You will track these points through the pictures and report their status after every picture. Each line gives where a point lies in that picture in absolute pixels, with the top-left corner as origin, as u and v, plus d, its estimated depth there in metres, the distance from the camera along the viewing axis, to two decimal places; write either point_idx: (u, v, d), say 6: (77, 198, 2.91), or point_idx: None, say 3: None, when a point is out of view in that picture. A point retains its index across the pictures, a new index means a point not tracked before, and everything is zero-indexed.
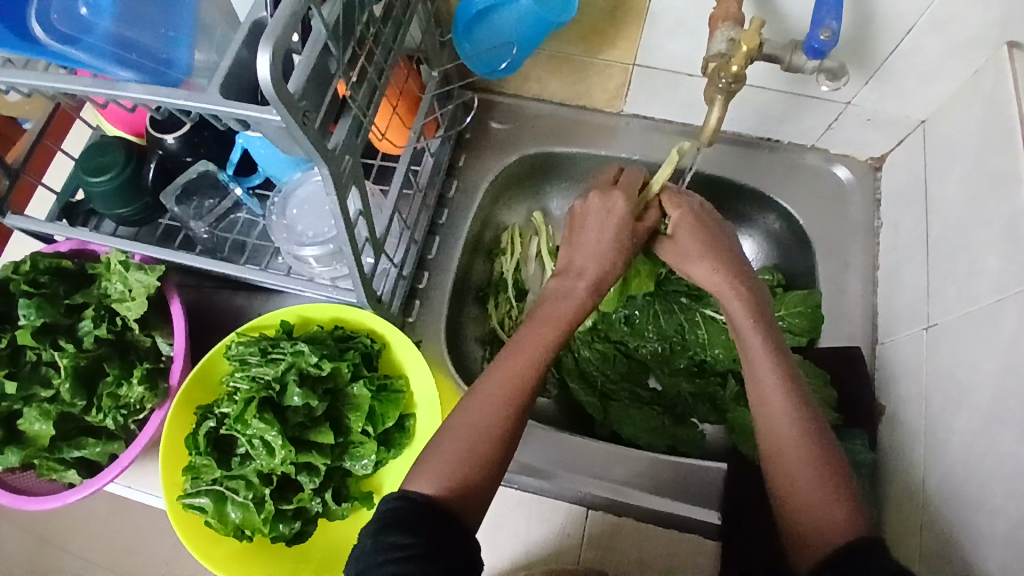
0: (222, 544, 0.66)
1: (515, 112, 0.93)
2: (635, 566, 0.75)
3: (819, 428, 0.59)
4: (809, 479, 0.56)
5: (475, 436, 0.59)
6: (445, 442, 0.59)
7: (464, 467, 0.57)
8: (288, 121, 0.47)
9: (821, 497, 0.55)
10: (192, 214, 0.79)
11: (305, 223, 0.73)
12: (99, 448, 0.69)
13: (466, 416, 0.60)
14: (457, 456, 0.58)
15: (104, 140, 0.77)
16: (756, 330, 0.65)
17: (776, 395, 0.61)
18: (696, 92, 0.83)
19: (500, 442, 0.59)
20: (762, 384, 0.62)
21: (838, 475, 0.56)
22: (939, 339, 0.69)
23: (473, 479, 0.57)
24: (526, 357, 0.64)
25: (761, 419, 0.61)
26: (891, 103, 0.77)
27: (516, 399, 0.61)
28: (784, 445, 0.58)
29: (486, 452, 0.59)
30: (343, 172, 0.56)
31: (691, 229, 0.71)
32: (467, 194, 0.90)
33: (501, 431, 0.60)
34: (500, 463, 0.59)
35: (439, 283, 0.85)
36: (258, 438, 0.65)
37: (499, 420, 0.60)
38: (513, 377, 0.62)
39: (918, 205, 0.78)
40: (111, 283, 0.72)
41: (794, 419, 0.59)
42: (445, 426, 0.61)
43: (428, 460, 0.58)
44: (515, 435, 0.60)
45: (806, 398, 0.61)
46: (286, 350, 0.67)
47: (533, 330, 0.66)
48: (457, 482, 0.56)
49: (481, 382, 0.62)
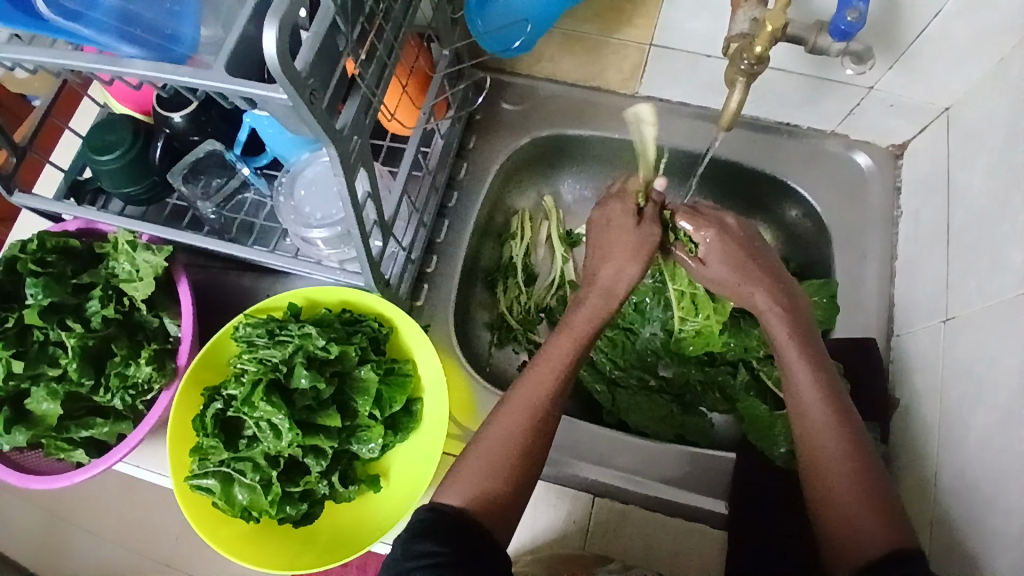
0: (230, 524, 0.66)
1: (527, 93, 0.90)
2: (643, 556, 0.74)
3: (860, 441, 0.60)
4: (849, 493, 0.58)
5: (499, 450, 0.59)
6: (469, 456, 0.59)
7: (491, 481, 0.58)
8: (296, 100, 0.46)
9: (857, 510, 0.57)
10: (200, 194, 0.78)
11: (312, 204, 0.72)
12: (108, 428, 0.70)
13: (491, 430, 0.60)
14: (484, 470, 0.58)
15: (110, 118, 0.76)
16: (792, 342, 0.65)
17: (813, 404, 0.62)
18: (713, 74, 0.80)
19: (525, 455, 0.59)
20: (800, 393, 0.63)
21: (879, 488, 0.58)
22: (958, 332, 0.67)
23: (500, 491, 0.58)
24: (552, 368, 0.63)
25: (800, 430, 0.62)
26: (917, 88, 0.74)
27: (540, 414, 0.61)
28: (824, 459, 0.59)
29: (513, 465, 0.59)
30: (352, 152, 0.55)
31: (722, 256, 0.68)
32: (477, 176, 0.88)
33: (526, 445, 0.60)
34: (529, 476, 0.59)
35: (447, 267, 0.84)
36: (265, 421, 0.65)
37: (523, 432, 0.60)
38: (536, 389, 0.61)
39: (940, 194, 0.75)
40: (119, 263, 0.71)
41: (836, 440, 0.60)
42: (473, 439, 0.61)
43: (456, 474, 0.59)
44: (541, 447, 0.60)
45: (845, 407, 0.62)
46: (294, 332, 0.67)
47: (553, 340, 0.65)
48: (483, 495, 0.57)
49: (508, 395, 0.62)
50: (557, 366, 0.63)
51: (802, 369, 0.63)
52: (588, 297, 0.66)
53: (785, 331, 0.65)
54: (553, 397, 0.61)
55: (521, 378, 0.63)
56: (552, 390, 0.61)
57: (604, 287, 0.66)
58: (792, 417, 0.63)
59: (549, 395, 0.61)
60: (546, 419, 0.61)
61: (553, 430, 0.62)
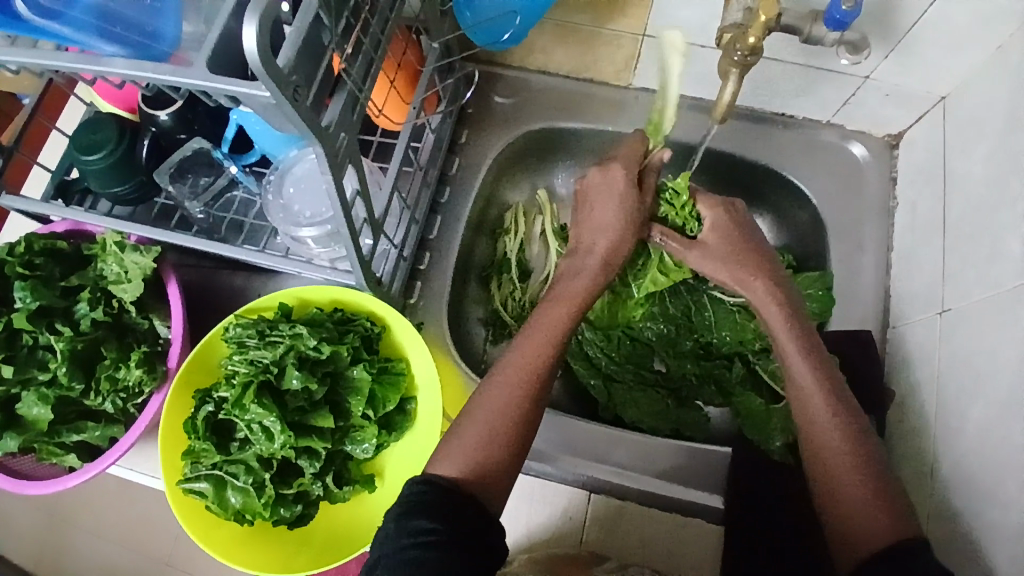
0: (223, 527, 0.65)
1: (519, 85, 0.89)
2: (641, 551, 0.75)
3: (862, 432, 0.60)
4: (854, 490, 0.57)
5: (495, 418, 0.59)
6: (463, 425, 0.59)
7: (486, 449, 0.58)
8: (278, 97, 0.45)
9: (861, 504, 0.56)
10: (187, 194, 0.77)
11: (302, 202, 0.71)
12: (99, 431, 0.69)
13: (486, 397, 0.60)
14: (479, 438, 0.58)
15: (96, 117, 0.75)
16: (789, 325, 0.65)
17: (809, 388, 0.62)
18: (708, 64, 0.79)
19: (519, 423, 0.59)
20: (803, 389, 0.62)
21: (882, 483, 0.57)
22: (955, 324, 0.67)
23: (495, 461, 0.58)
24: (545, 338, 0.63)
25: (803, 427, 0.61)
26: (913, 77, 0.73)
27: (533, 381, 0.61)
28: (829, 455, 0.59)
29: (507, 434, 0.59)
30: (339, 150, 0.54)
31: (718, 230, 0.72)
32: (470, 170, 0.87)
33: (519, 412, 0.60)
34: (522, 445, 0.60)
35: (441, 263, 0.83)
36: (256, 423, 0.64)
37: (518, 400, 0.60)
38: (531, 357, 0.62)
39: (937, 183, 0.75)
40: (107, 265, 0.70)
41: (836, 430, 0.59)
42: (465, 409, 0.61)
43: (450, 443, 0.59)
44: (535, 417, 0.61)
45: (846, 403, 0.61)
46: (284, 333, 0.66)
47: (546, 309, 0.65)
48: (479, 465, 0.57)
49: (501, 363, 0.62)
50: (553, 335, 0.63)
51: (802, 365, 0.63)
52: (593, 268, 0.68)
53: (779, 316, 0.66)
54: (547, 365, 0.62)
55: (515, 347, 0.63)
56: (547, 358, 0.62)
57: (602, 257, 0.68)
58: (795, 414, 0.63)
59: (544, 364, 0.62)
60: (541, 389, 0.61)
61: (546, 401, 0.62)
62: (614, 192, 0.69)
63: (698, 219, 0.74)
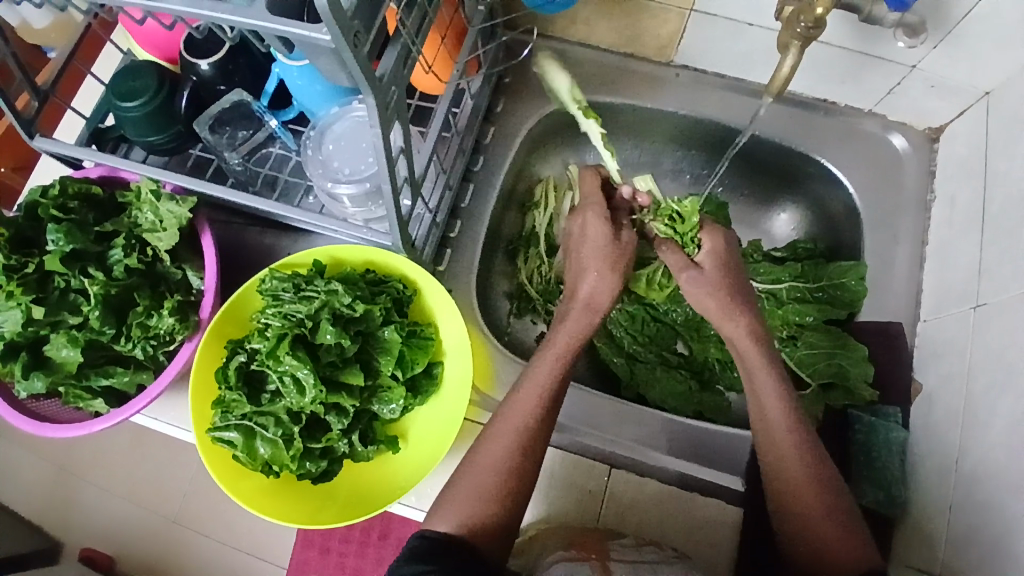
0: (250, 478, 0.66)
1: (559, 56, 0.88)
2: (659, 529, 0.73)
3: (826, 470, 0.63)
4: (824, 523, 0.61)
5: (488, 475, 0.61)
6: (457, 482, 0.62)
7: (479, 506, 0.60)
8: (339, 41, 0.44)
9: (834, 534, 0.60)
10: (225, 144, 0.75)
11: (341, 159, 0.70)
12: (128, 377, 0.69)
13: (479, 452, 0.63)
14: (473, 494, 0.60)
15: (135, 64, 0.75)
16: (768, 373, 0.65)
17: (784, 435, 0.63)
18: (755, 43, 0.77)
19: (513, 479, 0.61)
20: (773, 429, 0.64)
21: (847, 515, 0.61)
22: (989, 319, 0.66)
23: (488, 517, 0.60)
24: (534, 395, 0.64)
25: (771, 462, 0.64)
26: (962, 69, 0.72)
27: (526, 439, 0.62)
28: (800, 489, 0.62)
29: (501, 489, 0.61)
30: (389, 103, 0.53)
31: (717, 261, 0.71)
32: (505, 141, 0.86)
33: (513, 468, 0.62)
34: (520, 497, 0.62)
35: (471, 233, 0.83)
36: (289, 375, 0.64)
37: (509, 457, 0.62)
38: (522, 412, 0.63)
39: (978, 177, 0.74)
40: (142, 213, 0.70)
41: (804, 470, 0.62)
42: (462, 465, 0.64)
43: (447, 498, 0.61)
44: (529, 469, 0.62)
45: (812, 439, 0.64)
46: (320, 288, 0.66)
47: (537, 362, 0.66)
48: (472, 521, 0.59)
49: (495, 420, 0.64)
50: (541, 390, 0.64)
51: (772, 398, 0.65)
52: (577, 315, 0.69)
53: (757, 357, 0.66)
54: (537, 417, 0.63)
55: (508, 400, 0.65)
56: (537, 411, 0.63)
57: (585, 300, 0.69)
58: (761, 447, 0.65)
59: (537, 416, 0.63)
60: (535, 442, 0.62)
61: (543, 452, 0.64)
62: (591, 236, 0.72)
63: (699, 245, 0.75)
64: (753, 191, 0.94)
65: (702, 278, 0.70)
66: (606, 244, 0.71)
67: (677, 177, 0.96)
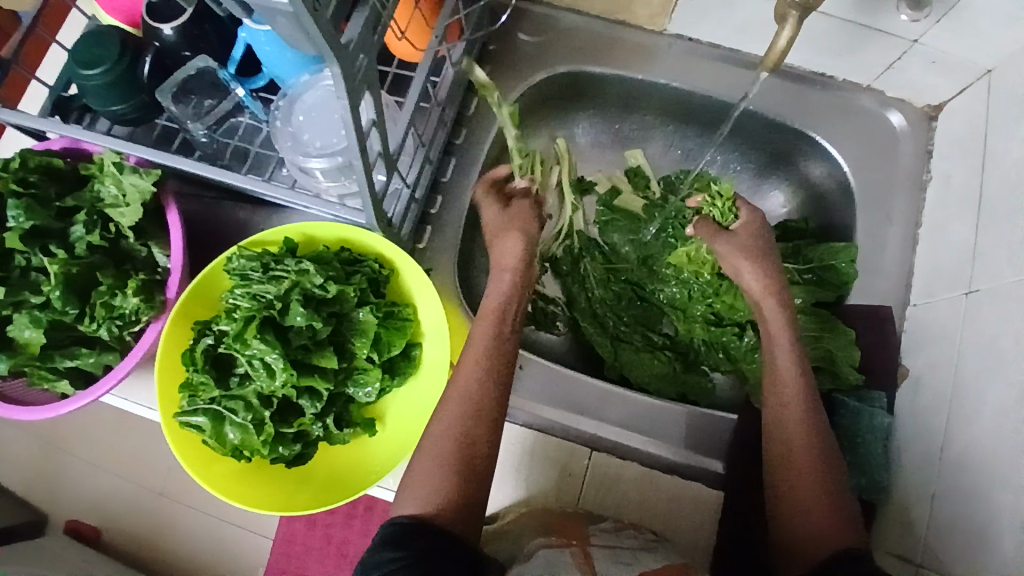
0: (221, 463, 0.64)
1: (546, 23, 0.84)
2: (638, 512, 0.74)
3: (826, 438, 0.64)
4: (811, 497, 0.61)
5: (442, 448, 0.60)
6: (415, 463, 0.61)
7: (435, 482, 0.59)
8: (296, 5, 0.40)
9: (817, 510, 0.60)
10: (190, 115, 0.71)
11: (312, 132, 0.66)
12: (93, 359, 0.66)
13: (430, 431, 0.62)
14: (429, 470, 0.59)
15: (98, 29, 0.70)
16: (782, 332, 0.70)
17: (792, 395, 0.65)
18: (751, 13, 0.73)
19: (469, 450, 0.61)
20: (781, 386, 0.66)
21: (836, 491, 0.61)
22: (980, 305, 0.65)
23: (448, 492, 0.58)
24: (473, 361, 0.64)
25: (773, 426, 0.65)
26: (964, 43, 0.68)
27: (473, 408, 0.62)
28: (795, 451, 0.63)
29: (457, 463, 0.60)
30: (357, 73, 0.49)
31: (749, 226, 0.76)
32: (488, 113, 0.83)
33: (466, 439, 0.61)
34: (481, 468, 0.60)
35: (453, 208, 0.79)
36: (257, 359, 0.62)
37: (461, 428, 0.61)
38: (466, 380, 0.63)
39: (976, 158, 0.71)
40: (104, 187, 0.67)
41: (806, 434, 0.63)
42: (418, 444, 0.63)
43: (408, 479, 0.60)
44: (483, 439, 0.61)
45: (817, 405, 0.66)
46: (290, 268, 0.63)
47: (476, 330, 0.67)
48: (430, 499, 0.58)
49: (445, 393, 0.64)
50: (479, 354, 0.64)
51: (784, 356, 0.68)
52: (498, 278, 0.72)
53: (775, 310, 0.71)
54: (484, 383, 0.63)
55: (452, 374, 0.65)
56: (481, 377, 0.63)
57: (498, 263, 0.74)
58: (767, 407, 0.67)
59: (481, 381, 0.63)
60: (483, 409, 0.62)
61: (495, 416, 0.63)
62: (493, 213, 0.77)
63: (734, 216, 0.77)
64: (744, 167, 0.91)
65: (733, 239, 0.76)
66: (502, 216, 0.76)
67: (668, 153, 0.93)
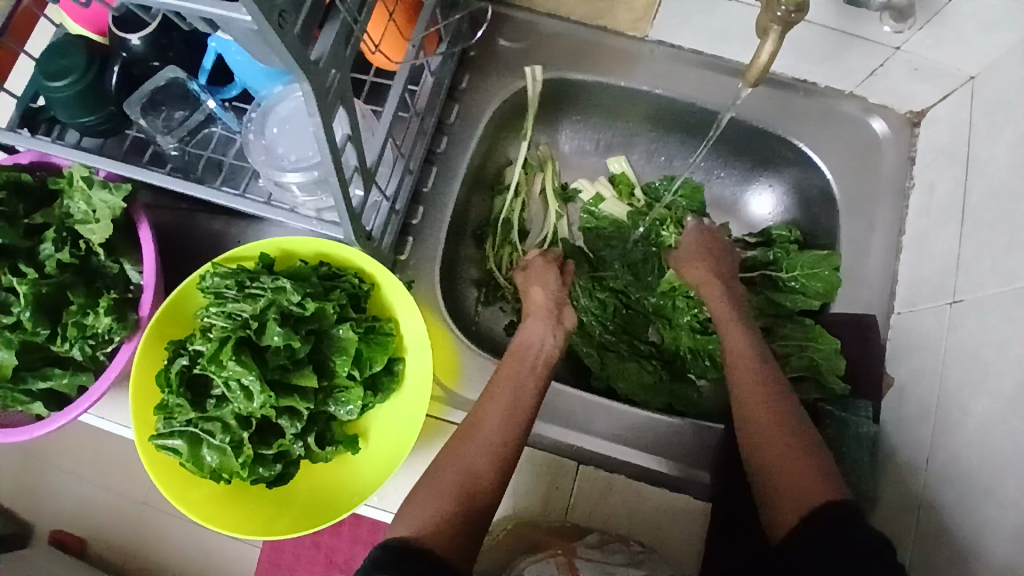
0: (200, 485, 0.63)
1: (527, 29, 0.83)
2: (625, 525, 0.72)
3: (785, 396, 0.67)
4: (783, 454, 0.62)
5: (452, 475, 0.61)
6: (421, 489, 0.61)
7: (436, 507, 0.58)
8: (261, 23, 0.39)
9: (790, 463, 0.61)
10: (160, 128, 0.70)
11: (286, 145, 0.65)
12: (67, 380, 0.64)
13: (444, 458, 0.63)
14: (433, 496, 0.59)
15: (62, 40, 0.68)
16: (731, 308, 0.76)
17: (745, 357, 0.70)
18: (734, 20, 0.73)
19: (477, 479, 0.61)
20: (736, 351, 0.71)
21: (807, 450, 0.62)
22: (963, 314, 0.65)
23: (448, 520, 0.57)
24: (500, 395, 0.65)
25: (737, 391, 0.68)
26: (946, 51, 0.68)
27: (494, 442, 0.63)
28: (756, 406, 0.66)
29: (463, 491, 0.60)
30: (329, 89, 0.48)
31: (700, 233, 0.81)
32: (469, 120, 0.81)
33: (478, 469, 0.61)
34: (484, 501, 0.60)
35: (435, 219, 0.78)
36: (234, 381, 0.61)
37: (477, 457, 0.62)
38: (491, 411, 0.65)
39: (959, 166, 0.71)
40: (73, 202, 0.65)
41: (763, 392, 0.67)
42: (427, 474, 0.62)
43: (409, 505, 0.59)
44: (493, 472, 0.61)
45: (771, 370, 0.69)
46: (266, 286, 0.62)
47: (506, 367, 0.69)
48: (427, 522, 0.57)
49: (467, 423, 0.65)
50: (505, 391, 0.66)
51: (738, 326, 0.74)
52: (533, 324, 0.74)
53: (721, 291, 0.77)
54: (506, 417, 0.64)
55: (477, 406, 0.66)
56: (504, 411, 0.64)
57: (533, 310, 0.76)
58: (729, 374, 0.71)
59: (505, 416, 0.64)
60: (500, 442, 0.62)
61: (513, 456, 0.63)
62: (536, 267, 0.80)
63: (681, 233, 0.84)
64: (728, 173, 0.91)
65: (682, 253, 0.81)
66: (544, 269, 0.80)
67: (651, 159, 0.92)
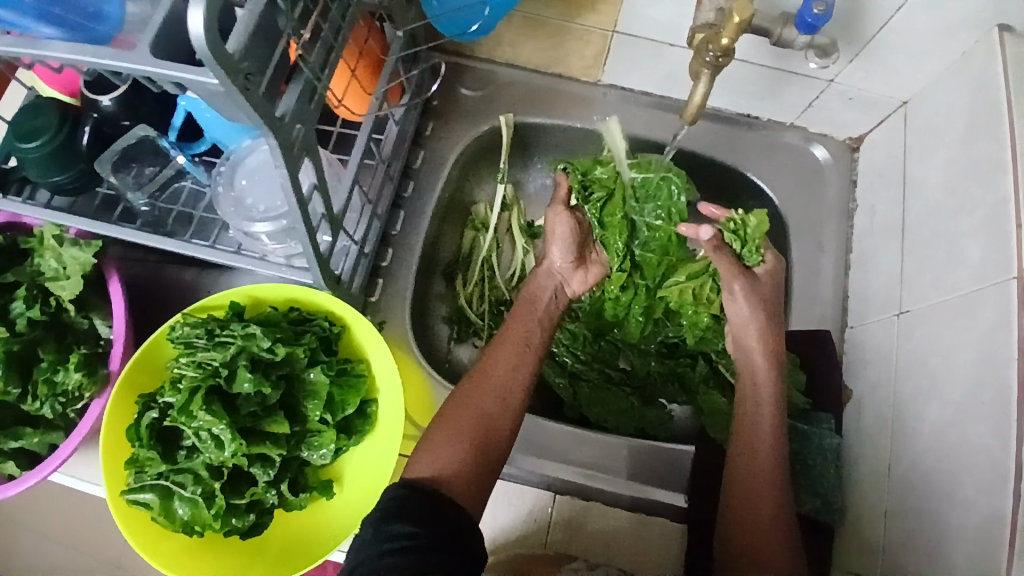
0: (171, 537, 0.62)
1: (487, 78, 0.87)
2: (604, 551, 0.72)
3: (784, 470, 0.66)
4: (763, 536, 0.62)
5: (470, 420, 0.63)
6: (437, 430, 0.62)
7: (455, 450, 0.61)
8: (227, 85, 0.41)
9: (768, 544, 0.62)
10: (131, 183, 0.73)
11: (255, 195, 0.67)
12: (38, 438, 0.64)
13: (459, 401, 0.65)
14: (451, 438, 0.61)
15: (35, 101, 0.70)
16: (761, 342, 0.71)
17: (765, 424, 0.68)
18: (678, 64, 0.78)
19: (493, 426, 0.63)
20: (759, 403, 0.68)
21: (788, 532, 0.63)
22: (911, 326, 0.68)
23: (467, 467, 0.60)
24: (515, 348, 0.69)
25: (745, 442, 0.67)
26: (876, 82, 0.74)
27: (511, 391, 0.66)
28: (758, 480, 0.65)
29: (480, 435, 0.62)
30: (294, 142, 0.51)
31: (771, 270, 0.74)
32: (434, 164, 0.84)
33: (493, 415, 0.64)
34: (499, 449, 0.63)
35: (403, 259, 0.80)
36: (205, 431, 0.61)
37: (493, 404, 0.64)
38: (506, 359, 0.68)
39: (896, 187, 0.76)
40: (44, 260, 0.65)
41: (771, 474, 0.65)
42: (440, 416, 0.64)
43: (426, 446, 0.62)
44: (509, 420, 0.64)
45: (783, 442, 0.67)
46: (236, 332, 0.62)
47: (517, 324, 0.73)
48: (448, 468, 0.60)
49: (481, 367, 0.67)
50: (517, 345, 0.70)
51: (764, 375, 0.69)
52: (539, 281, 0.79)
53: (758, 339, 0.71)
54: (519, 368, 0.68)
55: (490, 354, 0.69)
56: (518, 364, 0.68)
57: (547, 269, 0.79)
58: (744, 396, 0.71)
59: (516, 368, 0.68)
60: (515, 392, 0.66)
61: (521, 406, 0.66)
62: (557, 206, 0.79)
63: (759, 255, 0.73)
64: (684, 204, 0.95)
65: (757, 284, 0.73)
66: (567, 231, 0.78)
67: None
